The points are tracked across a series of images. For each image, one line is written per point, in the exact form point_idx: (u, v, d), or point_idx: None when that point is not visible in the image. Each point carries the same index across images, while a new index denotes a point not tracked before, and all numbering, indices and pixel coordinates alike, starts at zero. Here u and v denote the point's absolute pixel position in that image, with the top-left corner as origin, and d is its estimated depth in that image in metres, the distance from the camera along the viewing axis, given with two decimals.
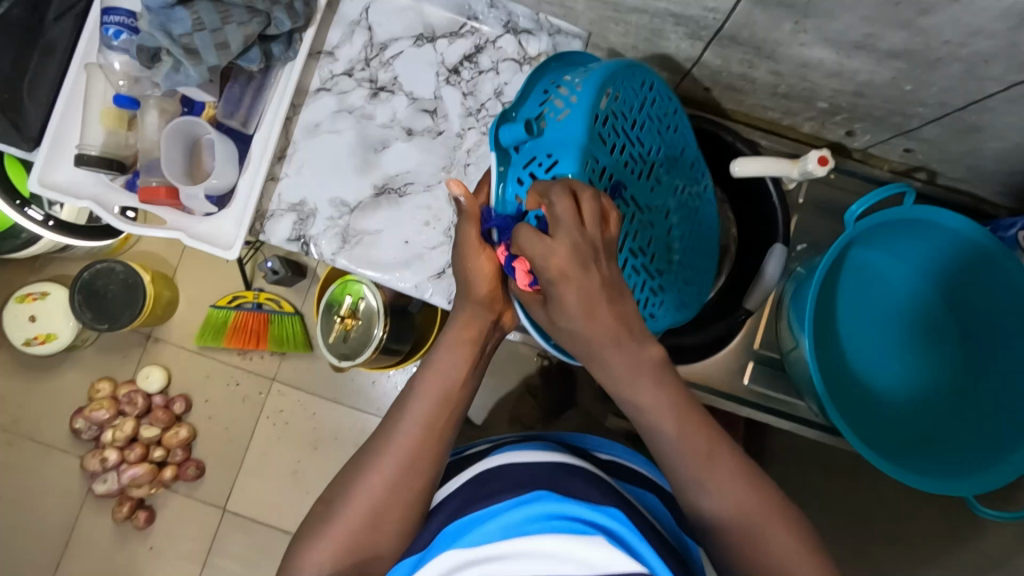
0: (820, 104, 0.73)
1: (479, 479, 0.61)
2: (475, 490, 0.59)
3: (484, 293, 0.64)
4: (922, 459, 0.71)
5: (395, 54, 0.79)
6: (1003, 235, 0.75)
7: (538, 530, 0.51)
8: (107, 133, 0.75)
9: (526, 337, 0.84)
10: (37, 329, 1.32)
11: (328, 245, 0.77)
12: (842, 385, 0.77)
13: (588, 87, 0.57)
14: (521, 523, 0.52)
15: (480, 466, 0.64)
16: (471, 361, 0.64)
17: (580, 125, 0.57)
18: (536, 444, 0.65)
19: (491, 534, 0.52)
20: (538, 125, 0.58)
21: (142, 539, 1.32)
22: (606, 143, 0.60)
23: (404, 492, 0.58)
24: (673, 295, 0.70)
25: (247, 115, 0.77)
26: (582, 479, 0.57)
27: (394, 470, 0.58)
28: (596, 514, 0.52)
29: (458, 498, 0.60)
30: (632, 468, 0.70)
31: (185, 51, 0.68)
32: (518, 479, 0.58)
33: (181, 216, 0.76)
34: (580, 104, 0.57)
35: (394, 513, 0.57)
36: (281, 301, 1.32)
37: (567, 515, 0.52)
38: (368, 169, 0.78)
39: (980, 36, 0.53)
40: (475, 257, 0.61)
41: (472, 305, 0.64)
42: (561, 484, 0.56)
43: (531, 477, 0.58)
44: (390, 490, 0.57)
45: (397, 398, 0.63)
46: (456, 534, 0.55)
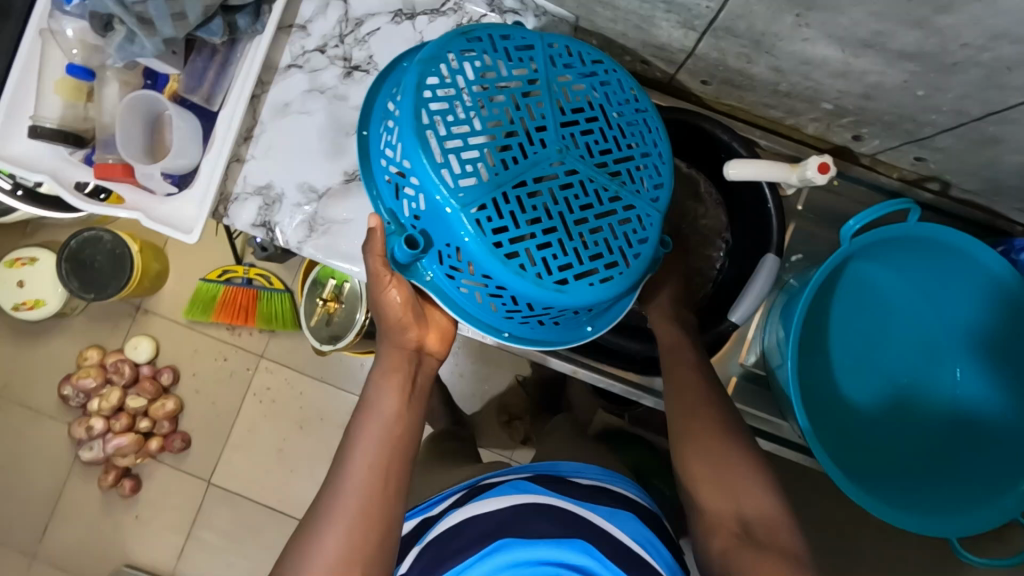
0: (825, 105, 0.67)
1: (449, 532, 0.59)
2: (451, 539, 0.58)
3: (396, 321, 0.63)
4: (921, 495, 0.68)
5: (372, 31, 0.74)
6: (1017, 257, 0.70)
7: None
8: (64, 106, 0.71)
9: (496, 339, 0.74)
10: (25, 294, 1.30)
11: (294, 233, 0.73)
12: (839, 416, 0.71)
13: (405, 93, 0.54)
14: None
15: (448, 522, 0.60)
16: (401, 392, 0.62)
17: (409, 132, 0.53)
18: (505, 487, 0.62)
19: None
20: (403, 184, 0.56)
21: (128, 507, 1.32)
22: (449, 118, 0.54)
23: (361, 524, 0.55)
24: (646, 246, 0.58)
25: (211, 91, 0.73)
26: (546, 515, 0.57)
27: (357, 497, 0.56)
28: (562, 547, 0.54)
29: (428, 558, 0.58)
30: (612, 489, 0.66)
31: (139, 21, 0.64)
32: (491, 525, 0.57)
33: (141, 195, 0.72)
34: (403, 112, 0.54)
35: (352, 545, 0.54)
36: (272, 277, 1.28)
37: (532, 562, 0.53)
38: (338, 154, 0.74)
39: (1005, 40, 0.47)
40: (383, 289, 0.61)
41: (387, 327, 0.64)
42: (527, 526, 0.56)
43: (502, 521, 0.57)
44: (346, 520, 0.55)
45: (343, 441, 0.61)
46: None
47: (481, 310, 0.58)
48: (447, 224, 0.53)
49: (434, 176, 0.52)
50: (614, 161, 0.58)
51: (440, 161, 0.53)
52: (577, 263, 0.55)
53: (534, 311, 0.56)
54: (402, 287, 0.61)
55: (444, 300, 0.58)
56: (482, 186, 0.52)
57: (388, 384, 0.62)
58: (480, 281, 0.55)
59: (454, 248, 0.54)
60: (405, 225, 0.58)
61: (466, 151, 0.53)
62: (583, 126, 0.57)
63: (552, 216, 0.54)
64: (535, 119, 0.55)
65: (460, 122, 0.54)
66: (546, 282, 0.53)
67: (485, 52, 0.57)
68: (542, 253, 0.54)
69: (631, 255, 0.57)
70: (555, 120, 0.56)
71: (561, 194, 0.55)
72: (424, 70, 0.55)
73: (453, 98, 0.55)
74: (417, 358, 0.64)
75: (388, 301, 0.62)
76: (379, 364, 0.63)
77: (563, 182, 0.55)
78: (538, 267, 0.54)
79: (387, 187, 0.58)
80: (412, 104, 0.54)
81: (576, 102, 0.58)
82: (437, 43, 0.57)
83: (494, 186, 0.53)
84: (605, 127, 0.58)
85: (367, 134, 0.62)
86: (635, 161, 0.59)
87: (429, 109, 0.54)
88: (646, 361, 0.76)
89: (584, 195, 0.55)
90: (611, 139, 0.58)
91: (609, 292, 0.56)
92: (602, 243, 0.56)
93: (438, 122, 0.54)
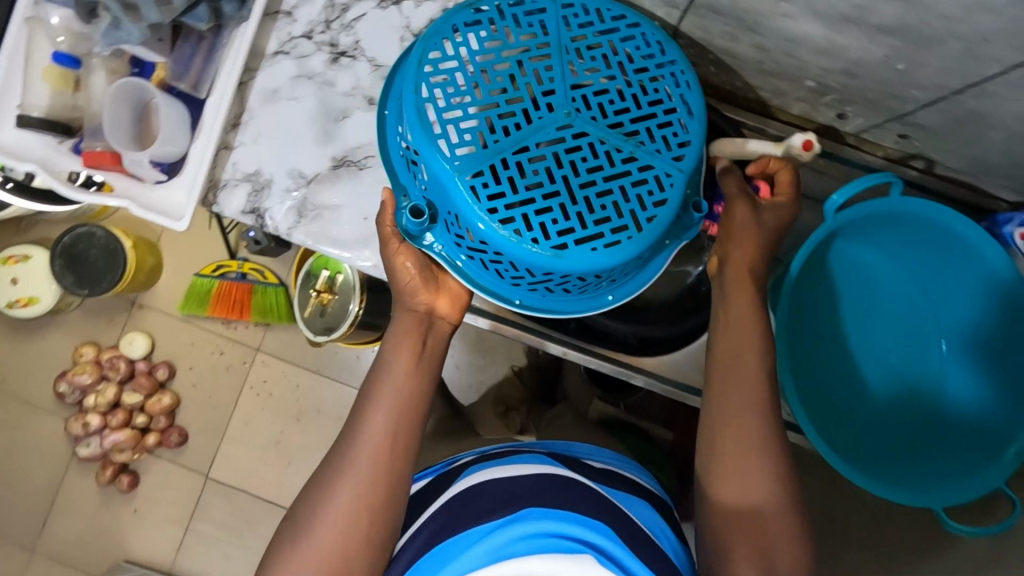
0: (809, 83, 0.68)
1: (461, 497, 0.58)
2: (464, 502, 0.57)
3: (406, 285, 0.63)
4: (902, 470, 0.68)
5: (358, 17, 0.74)
6: (1000, 231, 0.71)
7: (520, 551, 0.50)
8: (52, 94, 0.71)
9: (495, 325, 0.75)
10: (18, 291, 1.30)
11: (283, 220, 0.73)
12: (827, 389, 0.72)
13: (410, 68, 0.58)
14: (502, 545, 0.51)
15: (461, 486, 0.60)
16: (414, 354, 0.62)
17: (412, 104, 0.56)
18: (520, 457, 0.63)
19: (476, 559, 0.50)
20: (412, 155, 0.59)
21: (126, 502, 1.32)
22: (452, 90, 0.57)
23: (362, 505, 0.55)
24: (666, 208, 0.57)
25: (198, 78, 0.73)
26: (570, 489, 0.57)
27: (362, 477, 0.56)
28: (581, 528, 0.52)
29: (440, 519, 0.57)
30: (624, 474, 0.67)
31: (124, 7, 0.65)
32: (504, 495, 0.56)
33: (131, 183, 0.72)
34: (409, 85, 0.57)
35: (347, 527, 0.54)
36: (266, 271, 1.29)
37: (551, 533, 0.51)
38: (327, 139, 0.74)
39: (981, 11, 0.48)
40: (390, 251, 0.63)
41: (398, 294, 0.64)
42: (549, 498, 0.55)
43: (518, 489, 0.56)
44: (348, 499, 0.55)
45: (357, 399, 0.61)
46: (442, 559, 0.52)
47: (491, 279, 0.60)
48: (447, 193, 0.55)
49: (433, 147, 0.55)
50: (631, 121, 0.58)
51: (440, 134, 0.55)
52: (579, 228, 0.55)
53: (536, 277, 0.58)
54: (412, 255, 0.63)
55: (453, 268, 0.60)
56: (480, 154, 0.55)
57: (400, 346, 0.62)
58: (481, 248, 0.57)
59: (455, 215, 0.57)
60: (414, 196, 0.61)
61: (465, 122, 0.56)
62: (596, 88, 0.57)
63: (553, 180, 0.55)
64: (542, 85, 0.56)
65: (461, 93, 0.56)
66: (541, 249, 0.54)
67: (492, 21, 0.59)
68: (542, 219, 0.55)
69: (644, 218, 0.56)
70: (564, 82, 0.57)
71: (565, 158, 0.55)
72: (427, 45, 0.58)
73: (456, 70, 0.57)
74: (428, 320, 0.64)
75: (397, 268, 0.63)
76: (392, 330, 0.64)
77: (568, 146, 0.56)
78: (535, 233, 0.54)
79: (401, 162, 0.62)
80: (414, 80, 0.57)
81: (590, 63, 0.59)
82: (441, 18, 0.59)
83: (492, 153, 0.54)
84: (621, 86, 0.58)
85: (387, 114, 0.65)
86: (657, 119, 0.59)
87: (429, 83, 0.57)
88: (636, 342, 0.76)
89: (592, 158, 0.56)
90: (628, 98, 0.58)
91: (618, 257, 0.56)
92: (609, 207, 0.56)
93: (439, 95, 0.57)
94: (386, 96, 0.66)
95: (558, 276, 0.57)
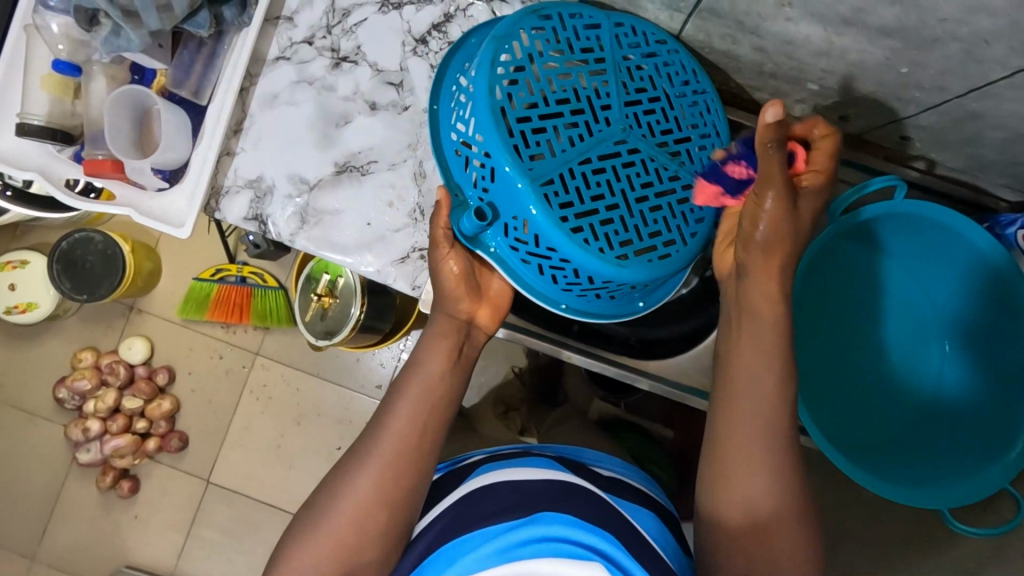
0: (810, 85, 0.68)
1: (471, 494, 0.58)
2: (474, 500, 0.57)
3: (450, 291, 0.62)
4: (906, 468, 0.69)
5: (359, 21, 0.74)
6: (1002, 232, 0.71)
7: (530, 554, 0.51)
8: (51, 102, 0.71)
9: (510, 334, 0.75)
10: (17, 297, 1.30)
11: (286, 225, 0.73)
12: (832, 392, 0.72)
13: (480, 68, 0.56)
14: (513, 546, 0.52)
15: (470, 482, 0.60)
16: (450, 360, 0.62)
17: (485, 105, 0.54)
18: (531, 458, 0.62)
19: (487, 558, 0.52)
20: (476, 159, 0.57)
21: (127, 508, 1.31)
22: (521, 94, 0.56)
23: (366, 510, 0.55)
24: (704, 227, 0.61)
25: (199, 84, 0.73)
26: (579, 493, 0.57)
27: (367, 481, 0.55)
28: (595, 535, 0.53)
29: (450, 515, 0.57)
30: (631, 483, 0.67)
31: (124, 14, 0.64)
32: (515, 496, 0.56)
33: (132, 191, 0.72)
34: (479, 86, 0.55)
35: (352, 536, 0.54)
36: (265, 275, 1.28)
37: (562, 538, 0.52)
38: (329, 145, 0.74)
39: (982, 14, 0.48)
40: (440, 252, 0.62)
41: (439, 299, 0.63)
42: (558, 501, 0.55)
43: (531, 491, 0.56)
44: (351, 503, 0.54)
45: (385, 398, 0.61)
46: (452, 556, 0.53)
47: (540, 284, 0.59)
48: (517, 199, 0.54)
49: (507, 150, 0.54)
50: (675, 141, 0.61)
51: (514, 138, 0.54)
52: (636, 239, 0.57)
53: (594, 284, 0.58)
54: (459, 258, 0.61)
55: (507, 271, 0.58)
56: (551, 162, 0.55)
57: (437, 346, 0.62)
58: (544, 254, 0.56)
59: (521, 220, 0.55)
60: (470, 198, 0.59)
61: (536, 129, 0.55)
62: (645, 107, 0.60)
63: (614, 193, 0.57)
64: (600, 99, 0.58)
65: (530, 98, 0.56)
66: (607, 255, 0.55)
67: (555, 30, 0.59)
68: (604, 229, 0.56)
69: (689, 233, 0.60)
70: (619, 99, 0.59)
71: (623, 172, 0.57)
72: (497, 47, 0.56)
73: (526, 74, 0.56)
74: (467, 329, 0.64)
75: (445, 271, 0.62)
76: (429, 330, 0.63)
77: (624, 160, 0.58)
78: (601, 242, 0.55)
79: (456, 160, 0.59)
80: (487, 80, 0.55)
81: (639, 82, 0.61)
82: (509, 20, 0.58)
83: (562, 162, 0.55)
84: (665, 108, 0.61)
85: (437, 110, 0.62)
86: (694, 141, 0.62)
87: (502, 84, 0.55)
88: (639, 343, 0.77)
89: (644, 173, 0.58)
90: (671, 120, 0.61)
91: (668, 269, 0.58)
92: (660, 222, 0.58)
93: (511, 98, 0.55)
94: (435, 91, 0.63)
95: (614, 284, 0.58)
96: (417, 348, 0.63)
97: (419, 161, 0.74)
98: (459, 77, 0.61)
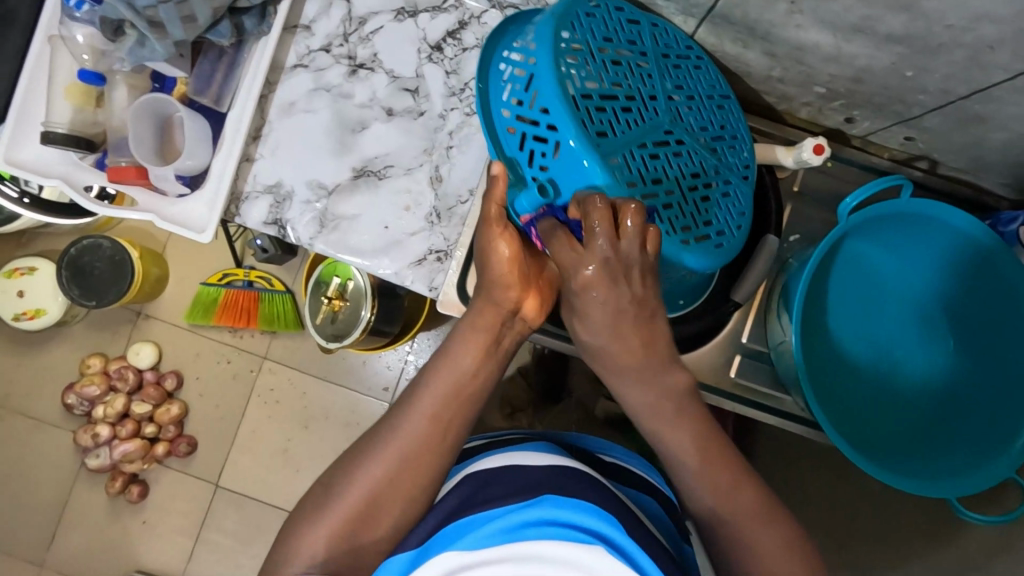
0: (817, 88, 0.70)
1: (482, 478, 0.59)
2: (476, 488, 0.57)
3: (500, 276, 0.61)
4: (910, 462, 0.70)
5: (375, 29, 0.76)
6: (1003, 230, 0.73)
7: (536, 535, 0.49)
8: (74, 111, 0.72)
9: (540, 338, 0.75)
10: (25, 304, 1.31)
11: (305, 230, 0.74)
12: (835, 388, 0.74)
13: (541, 43, 0.57)
14: (520, 526, 0.50)
15: (478, 468, 0.61)
16: (485, 351, 0.61)
17: (551, 80, 0.55)
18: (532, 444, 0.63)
19: (491, 537, 0.50)
20: (537, 137, 0.58)
21: (136, 513, 1.32)
22: (583, 74, 0.57)
23: (388, 508, 0.56)
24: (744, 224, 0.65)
25: (219, 93, 0.74)
26: (584, 479, 0.57)
27: (388, 480, 0.56)
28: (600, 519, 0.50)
29: (456, 498, 0.57)
30: (631, 471, 0.69)
31: (150, 25, 0.67)
32: (521, 482, 0.56)
33: (153, 198, 0.73)
34: (541, 62, 0.56)
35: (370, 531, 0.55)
36: (272, 279, 1.30)
37: (568, 522, 0.50)
38: (345, 150, 0.75)
39: (986, 21, 0.50)
40: (492, 236, 0.61)
41: (486, 288, 0.62)
42: (563, 486, 0.54)
43: (531, 478, 0.56)
44: (372, 500, 0.56)
45: (402, 395, 0.61)
46: (456, 535, 0.51)
47: None
48: (584, 176, 0.56)
49: (574, 125, 0.55)
50: (711, 139, 0.65)
51: (580, 114, 0.56)
52: (693, 225, 0.61)
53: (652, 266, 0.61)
54: (510, 240, 0.60)
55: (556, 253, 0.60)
56: (616, 144, 0.57)
57: (472, 337, 0.61)
58: None
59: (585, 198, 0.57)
60: (526, 178, 0.60)
61: (598, 109, 0.57)
62: (685, 103, 0.64)
63: (669, 181, 0.60)
64: (647, 90, 0.61)
65: (592, 79, 0.58)
66: (673, 238, 0.60)
67: (603, 16, 0.61)
68: (668, 214, 0.60)
69: (735, 226, 0.64)
70: (663, 92, 0.62)
71: (674, 161, 0.61)
72: (559, 24, 0.57)
73: (584, 55, 0.58)
74: (509, 320, 0.62)
75: (496, 254, 0.61)
76: (470, 315, 0.62)
77: (673, 150, 0.61)
78: (665, 225, 0.60)
79: (511, 138, 0.60)
80: (551, 57, 0.56)
81: (677, 77, 0.64)
82: (565, 2, 0.59)
83: (624, 144, 0.58)
84: (700, 106, 0.65)
85: (483, 87, 0.62)
86: (726, 142, 0.66)
87: (566, 61, 0.56)
88: None
89: (691, 164, 0.62)
90: (709, 119, 0.65)
91: (721, 257, 0.62)
92: (711, 213, 0.63)
93: (575, 76, 0.56)
94: (483, 69, 0.62)
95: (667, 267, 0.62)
96: (453, 333, 0.63)
97: (436, 165, 0.76)
98: (508, 56, 0.61)
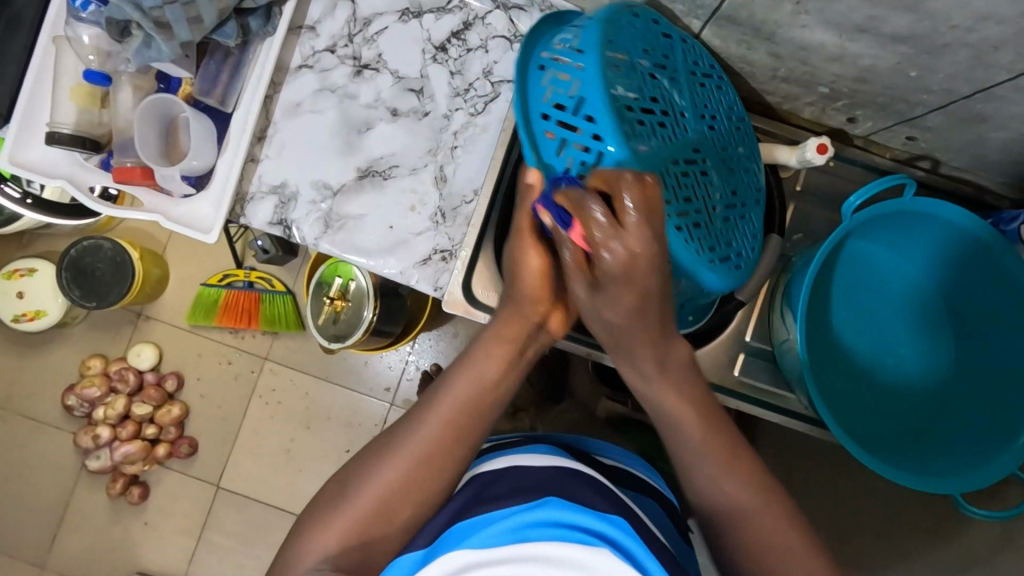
0: (821, 88, 0.70)
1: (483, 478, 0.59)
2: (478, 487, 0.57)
3: (531, 290, 0.61)
4: (910, 458, 0.71)
5: (380, 30, 0.76)
6: (1005, 228, 0.74)
7: (538, 536, 0.49)
8: (79, 112, 0.72)
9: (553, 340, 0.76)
10: (25, 305, 1.30)
11: (310, 230, 0.75)
12: (835, 385, 0.75)
13: (590, 51, 0.57)
14: (521, 527, 0.50)
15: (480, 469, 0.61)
16: (507, 363, 0.61)
17: (600, 90, 0.56)
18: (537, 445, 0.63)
19: (493, 538, 0.50)
20: (578, 144, 0.57)
21: (137, 514, 1.32)
22: (628, 85, 0.58)
23: (398, 506, 0.56)
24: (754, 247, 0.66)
25: (224, 93, 0.75)
26: (587, 479, 0.57)
27: (398, 479, 0.56)
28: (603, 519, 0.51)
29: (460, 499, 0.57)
30: (631, 472, 0.69)
31: (156, 25, 0.67)
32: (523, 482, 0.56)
33: (159, 198, 0.74)
34: (589, 71, 0.57)
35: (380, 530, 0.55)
36: (272, 280, 1.30)
37: (572, 523, 0.50)
38: (351, 151, 0.75)
39: (991, 21, 0.51)
40: (527, 250, 0.60)
41: (513, 302, 0.62)
42: (565, 486, 0.55)
43: (535, 478, 0.56)
44: (381, 497, 0.56)
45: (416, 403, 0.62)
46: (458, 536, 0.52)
47: None
48: None
49: (619, 136, 0.56)
50: (732, 159, 0.65)
51: (625, 125, 0.56)
52: (717, 244, 0.62)
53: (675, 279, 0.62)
54: (544, 254, 0.60)
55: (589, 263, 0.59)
56: (654, 157, 0.58)
57: (495, 349, 0.61)
58: None
59: None
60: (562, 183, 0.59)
61: (640, 121, 0.58)
62: (713, 119, 0.64)
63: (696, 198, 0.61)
64: (680, 104, 0.62)
65: (634, 90, 0.58)
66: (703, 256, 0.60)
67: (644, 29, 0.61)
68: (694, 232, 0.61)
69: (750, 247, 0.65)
70: (693, 108, 0.63)
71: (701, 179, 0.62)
72: (606, 32, 0.58)
73: (629, 66, 0.58)
74: (536, 332, 0.62)
75: (529, 267, 0.60)
76: (494, 326, 0.62)
77: (701, 168, 0.62)
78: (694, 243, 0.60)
79: (548, 142, 0.59)
80: (600, 64, 0.56)
81: (705, 93, 0.65)
82: (609, 12, 0.60)
83: (661, 158, 0.58)
84: (725, 124, 0.66)
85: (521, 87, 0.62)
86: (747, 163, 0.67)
87: (612, 71, 0.57)
88: None
89: (716, 183, 0.63)
90: (732, 137, 0.66)
91: (739, 276, 0.63)
92: (730, 232, 0.64)
93: (620, 86, 0.57)
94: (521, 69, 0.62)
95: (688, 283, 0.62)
96: (474, 342, 0.62)
97: (440, 165, 0.76)
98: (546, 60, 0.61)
